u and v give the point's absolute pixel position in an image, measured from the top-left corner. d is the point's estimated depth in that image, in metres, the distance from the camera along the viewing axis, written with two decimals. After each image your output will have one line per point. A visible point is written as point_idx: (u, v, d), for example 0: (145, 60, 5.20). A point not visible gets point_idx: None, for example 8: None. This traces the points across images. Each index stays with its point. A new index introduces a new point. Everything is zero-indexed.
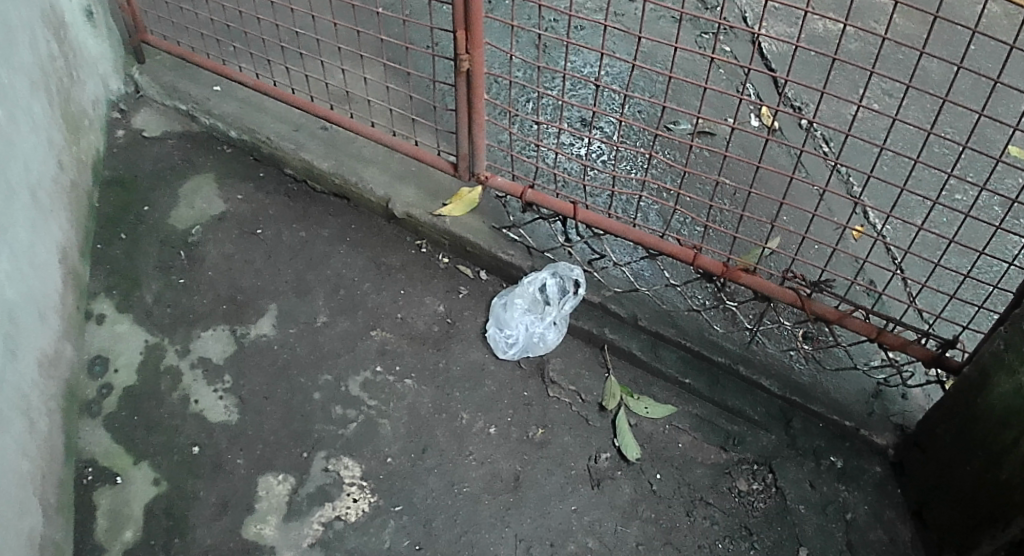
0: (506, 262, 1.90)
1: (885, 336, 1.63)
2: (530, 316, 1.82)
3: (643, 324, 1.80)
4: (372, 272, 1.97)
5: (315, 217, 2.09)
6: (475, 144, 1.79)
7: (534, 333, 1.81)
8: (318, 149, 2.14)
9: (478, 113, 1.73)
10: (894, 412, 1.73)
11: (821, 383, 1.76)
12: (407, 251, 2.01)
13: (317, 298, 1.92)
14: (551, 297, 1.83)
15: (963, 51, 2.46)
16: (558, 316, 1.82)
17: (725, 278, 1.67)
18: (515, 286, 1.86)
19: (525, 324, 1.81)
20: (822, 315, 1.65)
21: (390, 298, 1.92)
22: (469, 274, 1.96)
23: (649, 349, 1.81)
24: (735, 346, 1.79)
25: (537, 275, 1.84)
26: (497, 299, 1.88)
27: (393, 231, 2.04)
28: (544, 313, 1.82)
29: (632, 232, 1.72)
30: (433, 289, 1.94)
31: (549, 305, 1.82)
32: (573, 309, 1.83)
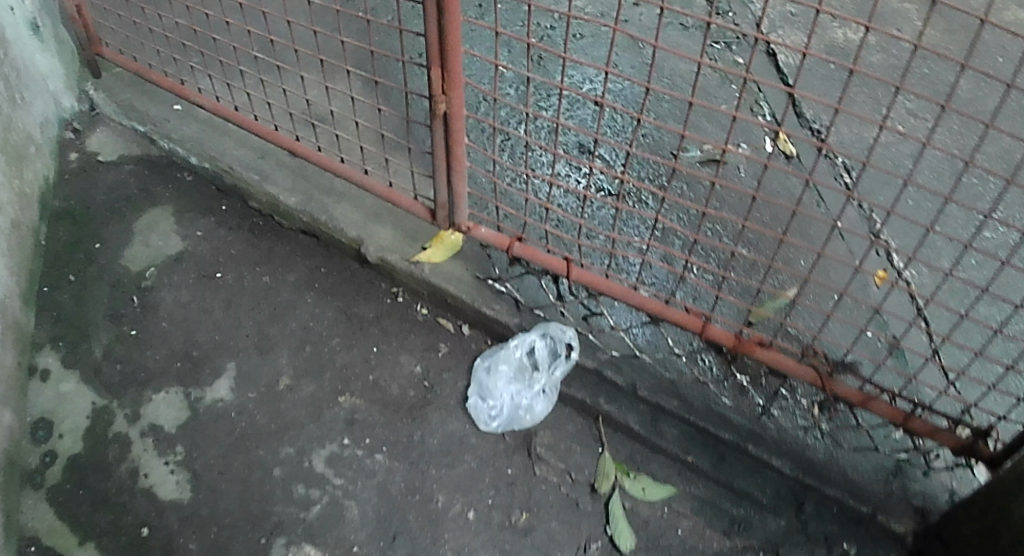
0: (490, 319, 1.70)
1: (914, 422, 1.43)
2: (516, 384, 1.63)
3: (642, 394, 1.60)
4: (342, 325, 1.78)
5: (280, 259, 1.89)
6: (456, 192, 1.57)
7: (520, 404, 1.62)
8: (284, 181, 1.92)
9: (459, 159, 1.49)
10: (915, 492, 1.51)
11: (838, 462, 1.54)
12: (381, 300, 1.81)
13: (281, 357, 1.73)
14: (540, 362, 1.63)
15: (998, 65, 2.27)
16: (548, 384, 1.63)
17: (736, 351, 1.46)
18: (500, 348, 1.67)
19: (511, 394, 1.63)
20: (844, 397, 1.44)
21: (361, 356, 1.73)
22: (450, 328, 1.76)
23: (649, 423, 1.62)
24: (741, 419, 1.58)
25: (525, 336, 1.65)
26: (481, 361, 1.69)
27: (366, 277, 1.84)
28: (532, 380, 1.63)
29: (634, 295, 1.51)
30: (409, 345, 1.75)
31: (538, 372, 1.63)
32: (564, 374, 1.63)
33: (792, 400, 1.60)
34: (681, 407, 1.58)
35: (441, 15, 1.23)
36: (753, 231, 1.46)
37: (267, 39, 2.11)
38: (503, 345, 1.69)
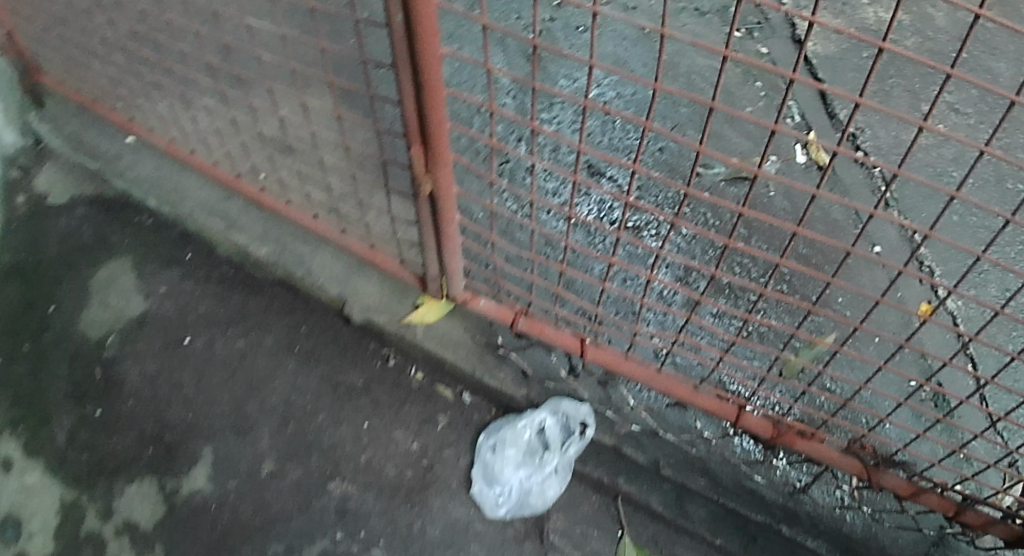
0: (491, 389, 1.50)
1: (967, 514, 1.29)
2: (525, 468, 1.44)
3: (666, 474, 1.44)
4: (327, 396, 1.57)
5: (254, 318, 1.67)
6: (448, 270, 1.30)
7: (530, 489, 1.44)
8: (253, 227, 1.68)
9: (451, 239, 1.23)
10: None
11: (881, 542, 1.38)
12: (371, 363, 1.59)
13: (262, 438, 1.55)
14: (551, 443, 1.45)
15: None
16: (560, 465, 1.46)
17: (774, 443, 1.29)
18: (503, 426, 1.48)
19: (520, 479, 1.44)
20: (891, 489, 1.30)
21: (351, 434, 1.53)
22: (450, 395, 1.54)
23: (674, 503, 1.47)
24: (777, 497, 1.41)
25: (533, 414, 1.46)
26: (484, 440, 1.50)
27: (352, 336, 1.62)
28: (544, 463, 1.45)
29: (660, 381, 1.30)
30: (405, 418, 1.54)
31: (549, 453, 1.45)
32: (578, 453, 1.46)
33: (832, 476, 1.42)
34: (706, 487, 1.43)
35: (418, 85, 0.94)
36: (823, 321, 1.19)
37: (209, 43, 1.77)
38: (509, 420, 1.50)
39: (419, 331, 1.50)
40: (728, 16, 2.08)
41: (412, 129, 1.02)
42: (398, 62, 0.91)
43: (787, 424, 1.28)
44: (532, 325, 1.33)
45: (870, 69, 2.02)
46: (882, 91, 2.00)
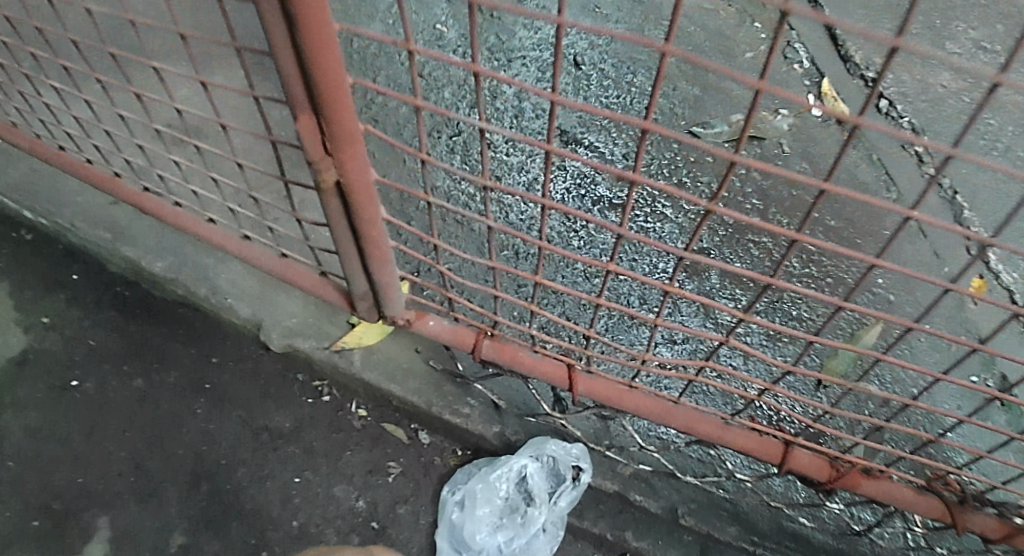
0: (454, 426, 1.14)
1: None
2: (504, 532, 1.09)
3: (685, 522, 1.11)
4: (247, 444, 1.22)
5: (158, 350, 1.33)
6: (381, 286, 0.97)
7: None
8: (150, 240, 1.35)
9: (377, 243, 0.89)
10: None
11: None
12: (299, 401, 1.23)
13: (169, 503, 1.20)
14: (536, 496, 1.10)
15: None
16: (549, 522, 1.11)
17: (831, 485, 0.99)
18: (471, 477, 1.13)
19: (499, 546, 1.09)
20: (984, 535, 0.96)
21: (279, 492, 1.18)
22: (402, 436, 1.19)
23: None
24: (828, 540, 1.10)
25: (509, 461, 1.11)
26: (447, 496, 1.13)
27: (276, 367, 1.25)
28: (528, 524, 1.09)
29: (678, 417, 0.98)
30: (345, 468, 1.18)
31: (534, 510, 1.09)
32: (570, 503, 1.11)
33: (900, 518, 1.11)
34: (737, 537, 1.11)
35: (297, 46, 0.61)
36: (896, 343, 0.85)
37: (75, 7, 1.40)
38: (479, 466, 1.14)
39: (354, 357, 1.17)
40: None
41: (300, 107, 0.69)
42: (272, 40, 0.61)
43: (847, 462, 0.97)
44: (501, 351, 1.00)
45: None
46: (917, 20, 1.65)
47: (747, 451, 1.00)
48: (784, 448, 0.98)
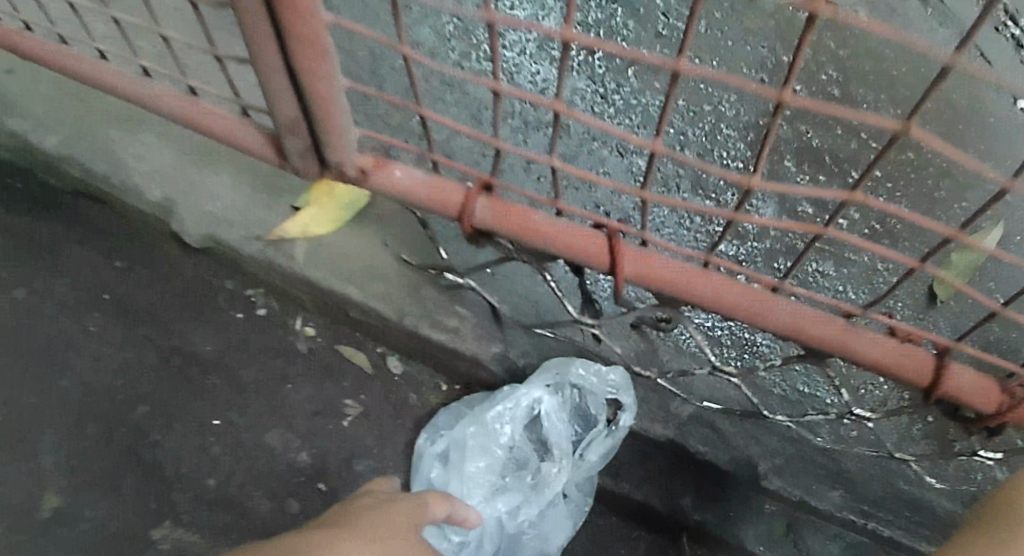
0: (435, 345, 0.76)
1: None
2: (507, 498, 0.74)
3: (770, 492, 0.76)
4: (151, 377, 0.86)
5: (33, 245, 0.93)
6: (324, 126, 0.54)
7: (518, 534, 0.75)
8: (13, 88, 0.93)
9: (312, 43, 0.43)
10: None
11: None
12: (224, 317, 0.85)
13: (34, 460, 0.83)
14: (554, 445, 0.74)
15: None
16: (572, 484, 0.76)
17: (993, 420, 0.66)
18: (460, 416, 0.77)
19: (499, 518, 0.74)
20: None
21: (192, 443, 0.82)
22: (365, 366, 0.81)
23: (782, 539, 0.79)
24: None
25: (516, 395, 0.74)
26: (427, 445, 0.77)
27: (193, 271, 0.89)
28: (542, 486, 0.74)
29: (782, 317, 0.62)
30: (285, 413, 0.80)
31: (551, 466, 0.74)
32: (606, 457, 0.74)
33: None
34: (842, 507, 0.77)
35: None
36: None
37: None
38: (475, 399, 0.78)
39: (296, 251, 0.80)
40: None
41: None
42: None
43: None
44: (495, 214, 0.64)
45: None
46: None
47: (875, 368, 0.64)
48: (934, 362, 0.63)
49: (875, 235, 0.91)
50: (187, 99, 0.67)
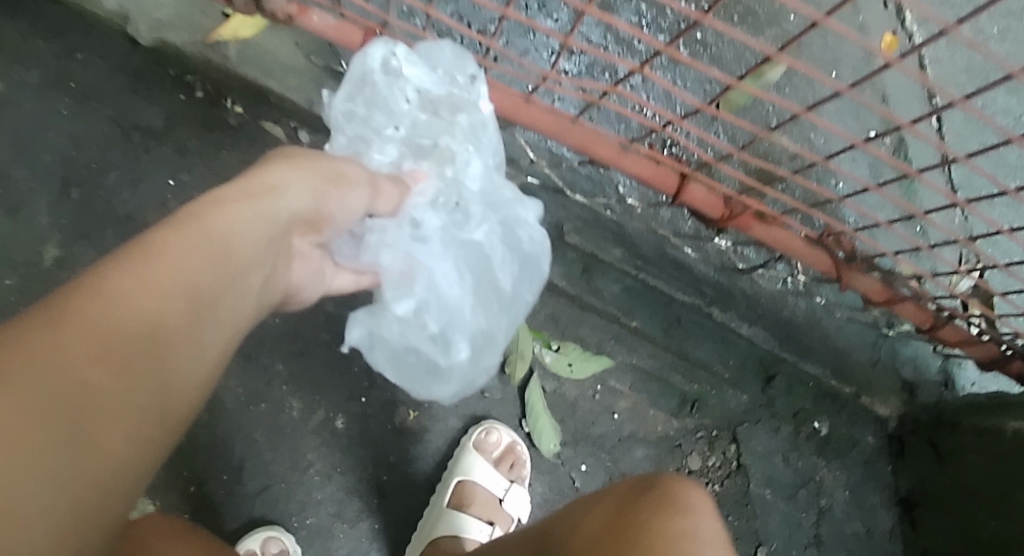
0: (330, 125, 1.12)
1: (906, 309, 1.15)
2: (421, 246, 0.97)
3: (569, 240, 1.14)
4: (121, 147, 1.19)
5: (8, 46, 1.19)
6: None
7: (496, 293, 1.04)
8: None
9: None
10: (906, 360, 1.29)
11: (819, 326, 1.23)
12: (171, 98, 1.18)
13: (39, 215, 1.18)
14: (450, 184, 1.00)
15: None
16: (524, 256, 1.06)
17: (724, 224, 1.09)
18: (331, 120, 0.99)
19: (449, 284, 1.00)
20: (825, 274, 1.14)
21: (160, 200, 1.18)
22: (280, 137, 1.18)
23: (580, 278, 1.16)
24: (707, 272, 1.17)
25: (387, 92, 0.98)
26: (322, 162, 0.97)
27: (143, 65, 1.19)
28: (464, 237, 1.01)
29: (577, 138, 1.01)
30: (227, 173, 1.18)
31: (462, 223, 1.00)
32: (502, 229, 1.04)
33: (782, 265, 1.19)
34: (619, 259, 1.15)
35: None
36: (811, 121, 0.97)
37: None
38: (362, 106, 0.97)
39: (230, 52, 1.12)
40: None
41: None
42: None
43: (740, 203, 1.06)
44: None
45: None
46: None
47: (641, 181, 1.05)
48: (678, 179, 1.03)
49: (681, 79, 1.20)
50: None
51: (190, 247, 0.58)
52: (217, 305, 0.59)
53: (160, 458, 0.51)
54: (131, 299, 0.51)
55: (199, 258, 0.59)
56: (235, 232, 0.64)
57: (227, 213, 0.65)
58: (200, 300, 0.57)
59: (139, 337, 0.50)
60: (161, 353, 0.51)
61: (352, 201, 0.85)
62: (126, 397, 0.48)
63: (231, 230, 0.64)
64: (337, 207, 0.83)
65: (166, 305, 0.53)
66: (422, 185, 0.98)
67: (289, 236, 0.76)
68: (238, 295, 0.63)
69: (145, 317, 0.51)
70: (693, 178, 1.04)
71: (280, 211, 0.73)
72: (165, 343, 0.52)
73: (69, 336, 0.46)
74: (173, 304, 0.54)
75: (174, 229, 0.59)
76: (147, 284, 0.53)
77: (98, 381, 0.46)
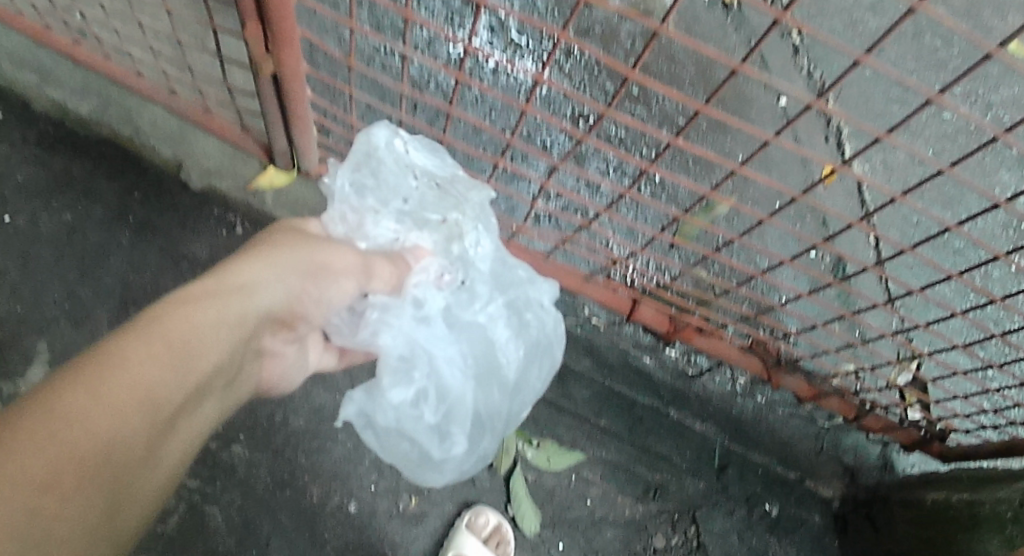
0: None
1: (831, 402, 1.40)
2: (422, 326, 1.10)
3: None
4: (171, 272, 1.42)
5: (80, 187, 1.44)
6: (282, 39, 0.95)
7: (496, 368, 1.16)
8: (70, 84, 1.45)
9: None
10: (847, 449, 1.46)
11: (765, 420, 1.43)
12: (216, 232, 1.43)
13: (100, 327, 1.40)
14: (452, 266, 1.18)
15: None
16: (536, 339, 1.21)
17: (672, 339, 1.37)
18: (335, 186, 1.15)
19: (450, 353, 1.11)
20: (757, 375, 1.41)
21: None
22: None
23: (556, 385, 1.38)
24: (664, 377, 1.39)
25: (393, 169, 1.15)
26: (329, 226, 1.13)
27: (195, 205, 1.44)
28: (468, 317, 1.15)
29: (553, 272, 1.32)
30: None
31: (466, 304, 1.16)
32: (510, 301, 1.20)
33: (726, 370, 1.41)
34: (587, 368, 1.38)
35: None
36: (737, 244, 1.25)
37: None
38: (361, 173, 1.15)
39: (267, 197, 1.42)
40: None
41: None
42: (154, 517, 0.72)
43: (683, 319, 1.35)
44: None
45: None
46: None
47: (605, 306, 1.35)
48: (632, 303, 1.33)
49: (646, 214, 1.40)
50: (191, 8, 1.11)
51: (167, 350, 0.67)
52: (201, 394, 0.71)
53: (165, 428, 0.66)
54: (179, 333, 0.70)
55: (168, 358, 0.67)
56: (249, 294, 0.84)
57: (209, 311, 0.76)
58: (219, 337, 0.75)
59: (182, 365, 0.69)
60: (162, 425, 0.65)
61: (321, 290, 0.99)
62: (151, 378, 0.64)
63: (250, 290, 0.85)
64: (309, 300, 0.98)
65: (158, 378, 0.65)
66: (423, 262, 1.16)
67: (261, 330, 0.88)
68: (215, 388, 0.75)
69: (189, 351, 0.70)
70: (643, 301, 1.34)
71: (252, 308, 0.84)
72: (164, 411, 0.65)
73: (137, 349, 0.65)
74: (164, 382, 0.65)
75: (171, 322, 0.70)
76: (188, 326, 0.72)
77: (88, 418, 0.57)
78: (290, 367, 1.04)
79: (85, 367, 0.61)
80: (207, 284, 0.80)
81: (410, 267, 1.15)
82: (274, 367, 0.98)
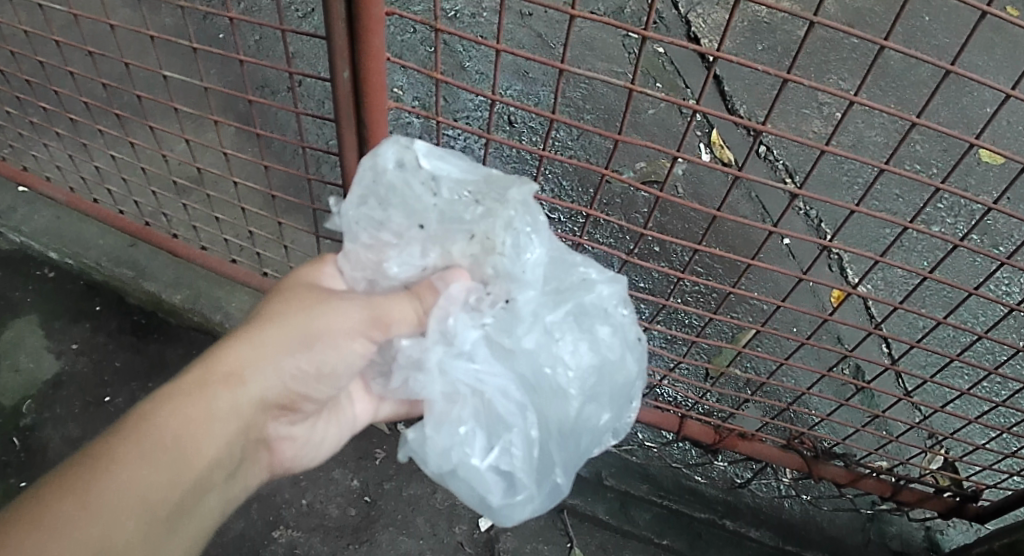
0: None
1: (869, 484, 1.40)
2: (462, 362, 0.92)
3: (608, 483, 1.52)
4: None
5: (173, 366, 1.61)
6: (370, 120, 1.09)
7: (559, 396, 0.96)
8: (165, 276, 1.67)
9: (373, 49, 0.96)
10: (892, 536, 1.51)
11: (814, 521, 1.50)
12: None
13: None
14: (496, 283, 0.92)
15: (919, 21, 2.01)
16: (603, 344, 0.98)
17: (718, 446, 1.42)
18: (341, 223, 0.95)
19: (503, 387, 0.94)
20: (794, 466, 1.42)
21: (289, 480, 1.52)
22: (383, 427, 1.58)
23: (619, 511, 1.52)
24: (717, 493, 1.51)
25: (408, 191, 0.91)
26: (345, 268, 0.96)
27: None
28: (515, 345, 0.93)
29: None
30: (341, 456, 1.55)
31: (510, 327, 0.92)
32: (555, 324, 0.95)
33: (771, 474, 1.53)
34: (647, 492, 1.51)
35: (354, 21, 0.92)
36: (772, 332, 1.30)
37: (71, 66, 1.55)
38: (382, 201, 0.92)
39: None
40: (617, 16, 1.85)
41: (345, 114, 1.10)
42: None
43: (727, 429, 1.40)
44: (556, 93, 1.07)
45: (766, 23, 1.89)
46: (810, 45, 1.91)
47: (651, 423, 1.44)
48: (677, 419, 1.40)
49: (685, 327, 1.51)
50: (286, 65, 1.27)
51: (155, 451, 0.74)
52: (195, 487, 0.79)
53: (172, 500, 0.76)
54: (167, 424, 0.77)
55: (161, 455, 0.75)
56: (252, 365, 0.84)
57: (196, 403, 0.79)
58: (211, 420, 0.80)
59: (169, 455, 0.75)
60: (155, 520, 0.73)
61: (331, 355, 0.90)
62: (138, 466, 0.73)
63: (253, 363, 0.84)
64: (310, 389, 0.91)
65: (147, 481, 0.73)
66: (456, 286, 0.91)
67: (261, 415, 0.88)
68: (218, 472, 0.82)
69: (176, 440, 0.76)
70: (689, 416, 1.42)
71: (243, 397, 0.83)
72: (158, 512, 0.74)
73: (129, 446, 0.74)
74: (153, 483, 0.73)
75: (161, 420, 0.77)
76: (179, 413, 0.78)
77: (84, 530, 0.67)
78: (304, 448, 1.02)
79: (85, 469, 0.70)
80: (199, 374, 0.81)
81: (439, 295, 0.91)
82: (285, 451, 0.99)
